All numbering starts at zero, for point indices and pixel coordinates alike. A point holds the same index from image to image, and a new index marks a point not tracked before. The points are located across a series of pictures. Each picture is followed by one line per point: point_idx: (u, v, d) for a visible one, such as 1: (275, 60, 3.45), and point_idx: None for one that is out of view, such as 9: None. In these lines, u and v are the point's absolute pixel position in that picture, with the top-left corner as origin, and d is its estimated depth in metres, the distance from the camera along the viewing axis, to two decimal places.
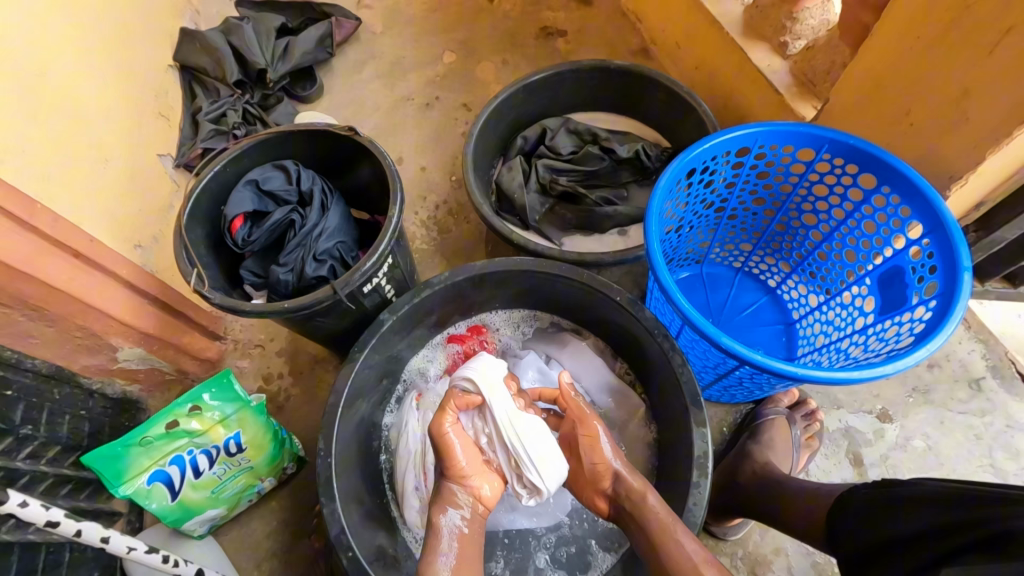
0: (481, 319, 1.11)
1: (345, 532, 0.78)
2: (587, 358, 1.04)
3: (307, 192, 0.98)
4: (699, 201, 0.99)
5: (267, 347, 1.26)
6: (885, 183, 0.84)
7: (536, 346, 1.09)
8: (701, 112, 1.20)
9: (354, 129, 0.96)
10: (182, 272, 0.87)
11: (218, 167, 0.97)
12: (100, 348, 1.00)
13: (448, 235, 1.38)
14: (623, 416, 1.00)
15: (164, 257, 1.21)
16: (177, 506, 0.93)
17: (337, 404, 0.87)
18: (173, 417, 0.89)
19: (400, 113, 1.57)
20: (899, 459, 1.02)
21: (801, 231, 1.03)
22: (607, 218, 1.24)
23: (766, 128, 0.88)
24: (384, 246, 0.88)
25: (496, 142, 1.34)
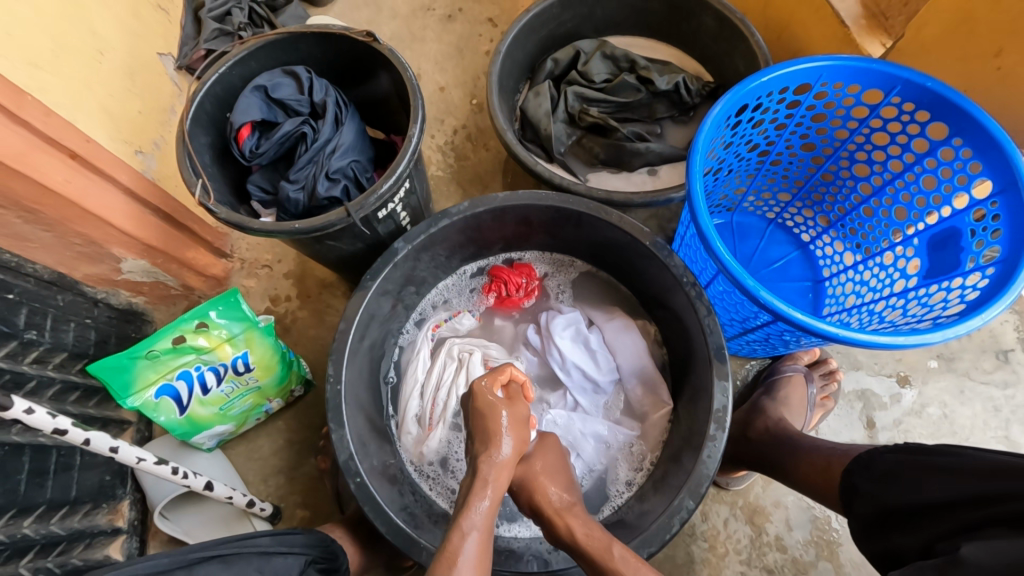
0: (527, 261, 1.06)
1: (354, 458, 0.78)
2: (629, 336, 0.98)
3: (320, 103, 0.90)
4: (744, 143, 0.91)
5: (274, 268, 1.22)
6: (957, 134, 0.77)
7: (581, 308, 1.05)
8: (754, 43, 1.09)
9: (373, 35, 0.87)
10: (186, 181, 0.81)
11: (224, 69, 0.88)
12: (102, 258, 0.97)
13: (465, 163, 1.30)
14: (647, 406, 0.95)
15: (166, 165, 1.14)
16: (186, 420, 0.93)
17: (348, 330, 0.84)
18: (180, 332, 0.87)
19: (419, 24, 1.43)
20: (911, 424, 1.00)
21: (848, 184, 0.95)
22: (637, 155, 1.16)
23: (835, 63, 0.78)
24: (404, 168, 0.82)
25: (524, 63, 1.23)
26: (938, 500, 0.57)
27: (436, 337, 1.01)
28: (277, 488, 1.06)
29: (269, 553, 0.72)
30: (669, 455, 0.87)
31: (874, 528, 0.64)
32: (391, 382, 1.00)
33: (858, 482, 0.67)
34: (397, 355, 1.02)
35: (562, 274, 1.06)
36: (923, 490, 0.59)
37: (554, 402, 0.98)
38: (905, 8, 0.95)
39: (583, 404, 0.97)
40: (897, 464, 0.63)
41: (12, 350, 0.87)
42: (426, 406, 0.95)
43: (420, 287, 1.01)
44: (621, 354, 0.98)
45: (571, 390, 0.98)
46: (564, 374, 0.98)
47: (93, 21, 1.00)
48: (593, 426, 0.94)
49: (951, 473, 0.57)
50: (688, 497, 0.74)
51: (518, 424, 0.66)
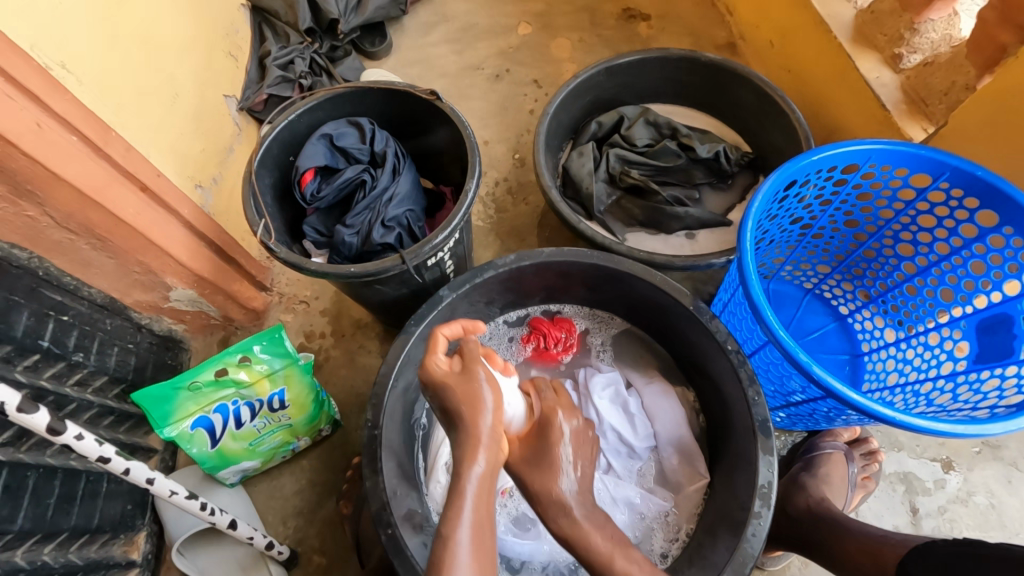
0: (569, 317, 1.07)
1: (388, 508, 0.77)
2: (667, 402, 0.97)
3: (380, 153, 0.95)
4: (788, 216, 0.92)
5: (311, 304, 1.24)
6: (1007, 223, 0.78)
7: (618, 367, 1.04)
8: (793, 119, 1.13)
9: (436, 93, 0.91)
10: (250, 221, 0.84)
11: (292, 116, 0.93)
12: (154, 285, 1.00)
13: (505, 214, 1.33)
14: (681, 477, 0.92)
15: (221, 200, 1.19)
16: (216, 454, 0.92)
17: (389, 375, 0.85)
18: (223, 365, 0.88)
19: (468, 81, 1.51)
20: (958, 514, 0.96)
21: (891, 261, 0.96)
22: (676, 218, 1.18)
23: (884, 147, 0.80)
24: (458, 221, 0.85)
25: (568, 123, 1.28)
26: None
27: None
28: (296, 530, 1.04)
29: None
30: (705, 528, 0.84)
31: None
32: (422, 428, 0.99)
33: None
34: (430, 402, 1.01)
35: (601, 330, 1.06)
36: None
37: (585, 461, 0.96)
38: (945, 97, 0.98)
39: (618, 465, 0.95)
40: (957, 557, 0.61)
41: (58, 371, 0.88)
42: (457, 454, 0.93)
43: None
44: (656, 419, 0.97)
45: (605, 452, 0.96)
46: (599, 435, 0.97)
47: (173, 65, 1.08)
48: (626, 492, 0.92)
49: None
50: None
51: (492, 378, 0.62)
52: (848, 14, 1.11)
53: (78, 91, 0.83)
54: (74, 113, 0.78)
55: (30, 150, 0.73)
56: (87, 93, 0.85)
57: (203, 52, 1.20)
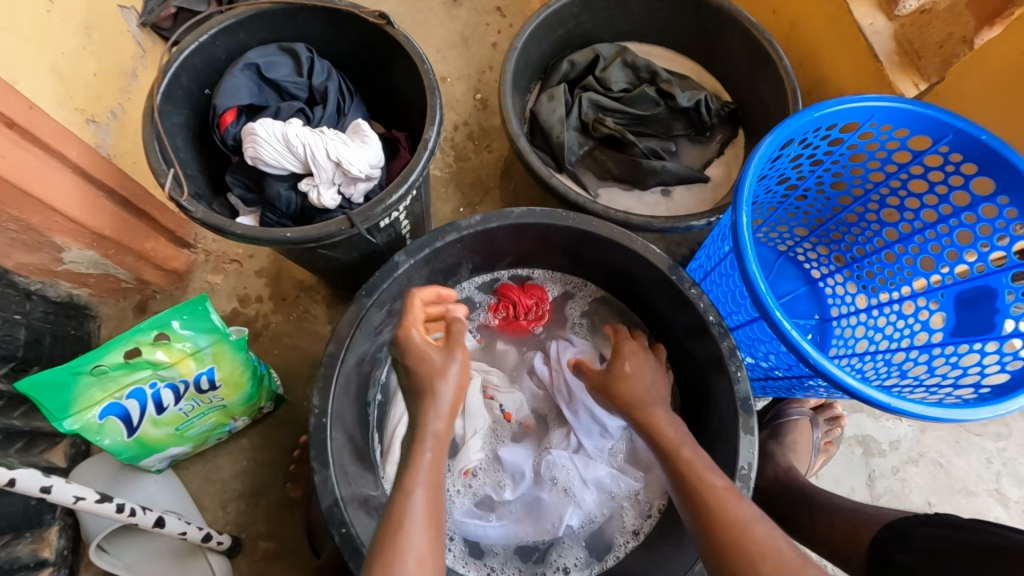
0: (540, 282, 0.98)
1: (339, 505, 0.68)
2: None
3: (320, 89, 0.79)
4: (776, 176, 0.85)
5: (244, 264, 1.09)
6: (1003, 192, 0.74)
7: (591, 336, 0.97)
8: (781, 68, 1.04)
9: (388, 16, 0.75)
10: (154, 171, 0.68)
11: (205, 38, 0.75)
12: (40, 245, 0.82)
13: (466, 163, 1.20)
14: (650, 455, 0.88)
15: (123, 139, 0.99)
16: (134, 443, 0.80)
17: (338, 353, 0.74)
18: (134, 344, 0.74)
19: (422, 5, 1.31)
20: (909, 474, 0.99)
21: (873, 226, 0.92)
22: (652, 173, 1.09)
23: (890, 104, 0.73)
24: (417, 177, 0.72)
25: (538, 61, 1.14)
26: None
27: None
28: (238, 515, 0.95)
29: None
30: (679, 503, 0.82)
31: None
32: (376, 406, 0.90)
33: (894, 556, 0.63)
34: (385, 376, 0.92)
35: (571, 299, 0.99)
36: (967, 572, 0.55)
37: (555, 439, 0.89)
38: (940, 50, 0.92)
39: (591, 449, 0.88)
40: (933, 538, 0.59)
41: None
42: None
43: None
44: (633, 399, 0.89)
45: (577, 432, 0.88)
46: (570, 413, 0.88)
47: None
48: (596, 472, 0.86)
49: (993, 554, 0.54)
50: None
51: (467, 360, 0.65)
52: None
53: None
54: None
55: None
56: None
57: None
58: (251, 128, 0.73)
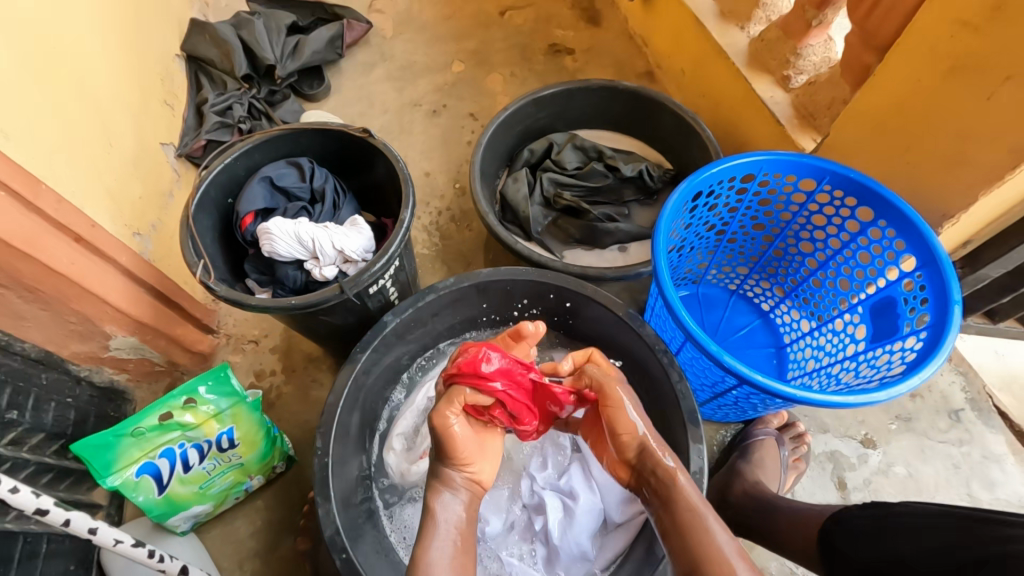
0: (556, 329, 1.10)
1: (340, 533, 0.78)
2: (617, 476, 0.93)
3: (320, 190, 0.99)
4: (701, 223, 1.02)
5: (260, 343, 1.24)
6: (881, 217, 0.88)
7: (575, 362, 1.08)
8: (704, 138, 1.24)
9: (369, 130, 0.97)
10: (188, 262, 0.85)
11: (229, 160, 0.96)
12: (92, 334, 0.98)
13: (449, 241, 1.38)
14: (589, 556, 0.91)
15: (162, 245, 1.19)
16: (163, 500, 0.91)
17: (336, 404, 0.86)
18: (168, 409, 0.88)
19: (406, 118, 1.56)
20: (881, 484, 1.04)
21: (797, 258, 1.06)
22: (608, 234, 1.26)
23: (772, 157, 0.92)
24: (395, 247, 0.89)
25: (503, 152, 1.35)
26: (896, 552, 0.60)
27: None
28: (253, 573, 1.02)
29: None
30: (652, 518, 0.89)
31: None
32: (379, 427, 1.04)
33: (836, 544, 0.69)
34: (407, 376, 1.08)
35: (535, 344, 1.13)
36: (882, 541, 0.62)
37: (522, 494, 0.96)
38: (829, 111, 1.10)
39: (554, 540, 0.91)
40: (865, 522, 0.66)
41: None
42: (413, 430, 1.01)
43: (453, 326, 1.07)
44: (618, 482, 0.92)
45: (547, 514, 0.92)
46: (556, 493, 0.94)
47: (105, 117, 1.09)
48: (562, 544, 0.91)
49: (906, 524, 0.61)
50: None
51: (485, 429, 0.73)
52: (742, 43, 1.26)
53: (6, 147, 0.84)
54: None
55: None
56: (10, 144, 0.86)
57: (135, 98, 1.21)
58: (267, 228, 0.90)
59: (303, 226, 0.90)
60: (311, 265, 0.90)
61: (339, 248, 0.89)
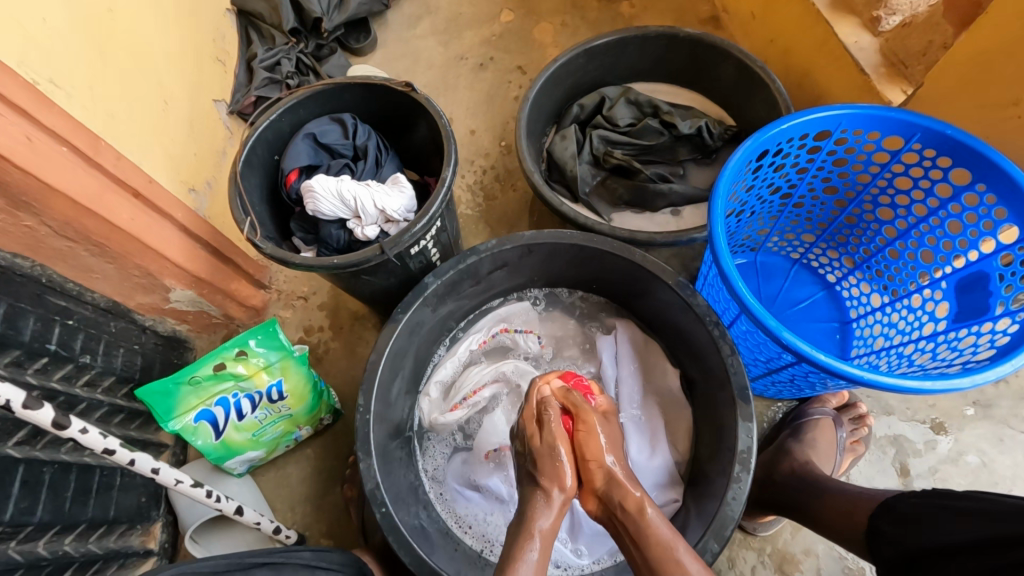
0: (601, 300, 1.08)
1: (380, 488, 0.80)
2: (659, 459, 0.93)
3: (362, 147, 0.97)
4: (766, 186, 0.93)
5: (309, 299, 1.27)
6: (980, 180, 0.78)
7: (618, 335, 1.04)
8: (774, 90, 1.12)
9: (411, 85, 0.93)
10: (236, 219, 0.87)
11: (274, 117, 0.96)
12: (154, 287, 1.03)
13: (494, 202, 1.35)
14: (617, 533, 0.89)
15: (216, 203, 1.22)
16: (220, 445, 0.97)
17: (378, 362, 0.87)
18: (221, 359, 0.92)
19: (453, 72, 1.51)
20: (949, 473, 0.97)
21: (872, 226, 0.96)
22: (660, 196, 1.19)
23: (853, 111, 0.81)
24: (436, 208, 0.86)
25: (552, 108, 1.29)
26: (954, 543, 0.56)
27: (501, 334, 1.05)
28: (303, 515, 1.09)
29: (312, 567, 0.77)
30: (693, 493, 0.87)
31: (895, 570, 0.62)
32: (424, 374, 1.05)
33: (882, 527, 0.66)
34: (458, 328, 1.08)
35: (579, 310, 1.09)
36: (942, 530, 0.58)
37: None
38: (923, 58, 0.97)
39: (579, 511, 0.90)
40: (918, 508, 0.62)
41: (67, 373, 0.93)
42: (453, 387, 1.02)
43: (495, 288, 1.04)
44: (656, 464, 0.93)
45: None
46: None
47: (161, 74, 1.11)
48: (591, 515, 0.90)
49: (979, 516, 0.56)
50: (713, 539, 0.72)
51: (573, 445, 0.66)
52: None
53: (66, 104, 0.87)
54: (62, 125, 0.82)
55: (22, 162, 0.75)
56: (72, 103, 0.89)
57: (191, 58, 1.23)
58: (310, 186, 0.90)
59: (347, 184, 0.89)
60: (354, 224, 0.90)
61: (381, 208, 0.88)
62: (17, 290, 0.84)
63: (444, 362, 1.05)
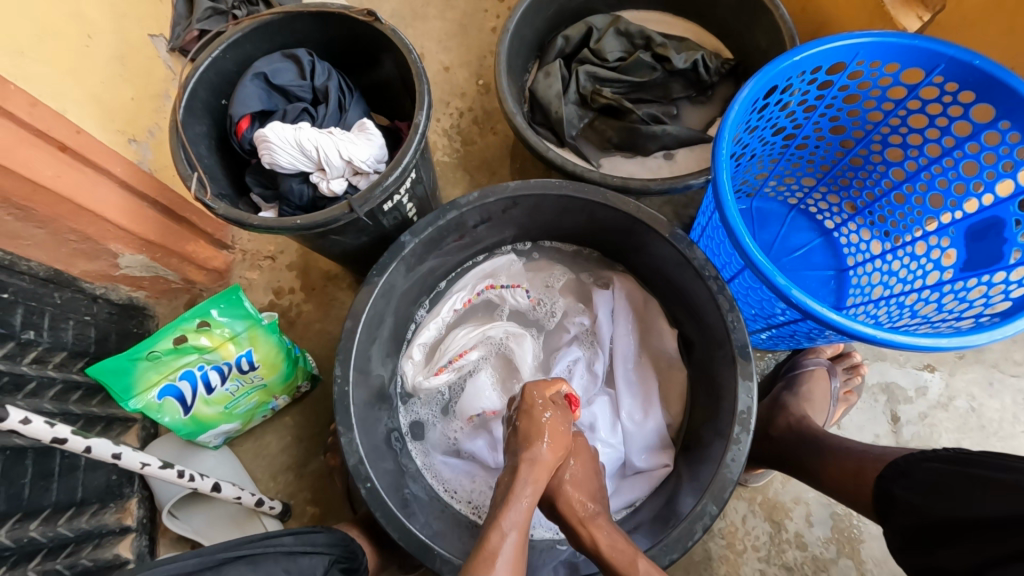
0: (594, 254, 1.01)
1: (364, 463, 0.76)
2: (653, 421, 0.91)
3: (321, 88, 0.86)
4: (769, 127, 0.86)
5: (276, 260, 1.18)
6: (1004, 117, 0.72)
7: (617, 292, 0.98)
8: (777, 16, 1.02)
9: (374, 13, 0.81)
10: (181, 175, 0.76)
11: (216, 53, 0.83)
12: (99, 253, 0.93)
13: (472, 147, 1.25)
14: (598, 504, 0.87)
15: (162, 155, 1.09)
16: (190, 420, 0.91)
17: (355, 329, 0.81)
18: (181, 332, 0.84)
19: (421, 0, 1.35)
20: (939, 419, 0.97)
21: (879, 168, 0.90)
22: (653, 139, 1.10)
23: (873, 39, 0.73)
24: (409, 157, 0.77)
25: (534, 40, 1.16)
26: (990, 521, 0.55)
27: (486, 292, 0.99)
28: (287, 484, 1.05)
29: (294, 553, 0.73)
30: (688, 456, 0.85)
31: (909, 535, 0.62)
32: (406, 336, 0.99)
33: (896, 492, 0.65)
34: (441, 285, 1.01)
35: (574, 264, 1.02)
36: (964, 503, 0.57)
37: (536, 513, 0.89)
38: None
39: None
40: (939, 475, 0.60)
41: (9, 352, 0.84)
42: (437, 348, 0.96)
43: (478, 243, 0.96)
44: (648, 427, 0.90)
45: None
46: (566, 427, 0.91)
47: (79, 1, 0.95)
48: None
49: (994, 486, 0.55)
50: (711, 502, 0.70)
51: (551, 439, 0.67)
52: None
53: None
54: None
55: None
56: None
57: None
58: (265, 135, 0.80)
59: (306, 132, 0.79)
60: (317, 178, 0.81)
61: (348, 157, 0.79)
62: None
63: (427, 322, 0.98)
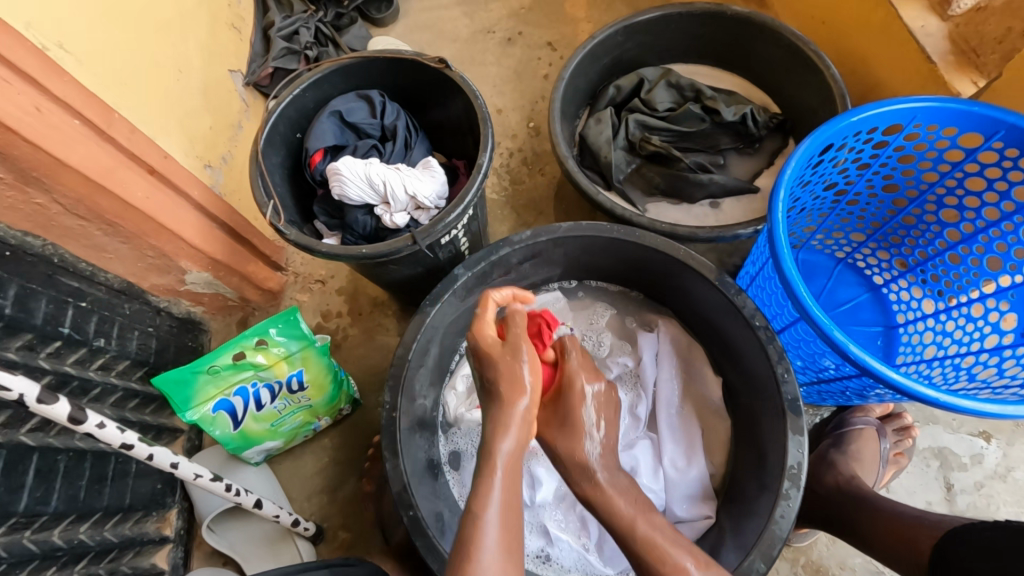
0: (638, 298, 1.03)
1: (407, 491, 0.76)
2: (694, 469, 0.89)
3: (390, 127, 0.91)
4: (822, 182, 0.87)
5: (327, 284, 1.23)
6: None
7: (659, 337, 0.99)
8: (828, 76, 1.05)
9: (446, 61, 0.87)
10: (258, 202, 0.81)
11: (298, 91, 0.90)
12: (169, 269, 0.99)
13: (520, 186, 1.29)
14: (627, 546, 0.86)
15: (232, 180, 1.17)
16: (238, 435, 0.94)
17: (405, 357, 0.84)
18: (241, 348, 0.88)
19: (478, 47, 1.43)
20: (996, 489, 0.93)
21: (933, 228, 0.90)
22: (700, 187, 1.12)
23: (932, 104, 0.75)
24: (472, 195, 0.81)
25: (586, 88, 1.22)
26: None
27: None
28: (321, 507, 1.06)
29: None
30: (731, 509, 0.83)
31: None
32: (450, 367, 1.01)
33: (953, 561, 0.62)
34: None
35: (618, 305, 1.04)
36: None
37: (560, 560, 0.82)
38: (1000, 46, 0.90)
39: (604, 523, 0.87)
40: (999, 541, 0.58)
41: (81, 357, 0.89)
42: (479, 380, 0.98)
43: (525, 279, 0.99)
44: (691, 476, 0.89)
45: None
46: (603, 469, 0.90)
47: (176, 40, 1.04)
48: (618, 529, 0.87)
49: None
50: (759, 559, 0.69)
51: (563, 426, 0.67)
52: None
53: (78, 71, 0.81)
54: (73, 96, 0.76)
55: (33, 136, 0.70)
56: (84, 71, 0.83)
57: (208, 25, 1.16)
58: (337, 168, 0.85)
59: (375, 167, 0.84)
60: (380, 210, 0.85)
61: (413, 193, 0.83)
62: (26, 270, 0.81)
63: None
